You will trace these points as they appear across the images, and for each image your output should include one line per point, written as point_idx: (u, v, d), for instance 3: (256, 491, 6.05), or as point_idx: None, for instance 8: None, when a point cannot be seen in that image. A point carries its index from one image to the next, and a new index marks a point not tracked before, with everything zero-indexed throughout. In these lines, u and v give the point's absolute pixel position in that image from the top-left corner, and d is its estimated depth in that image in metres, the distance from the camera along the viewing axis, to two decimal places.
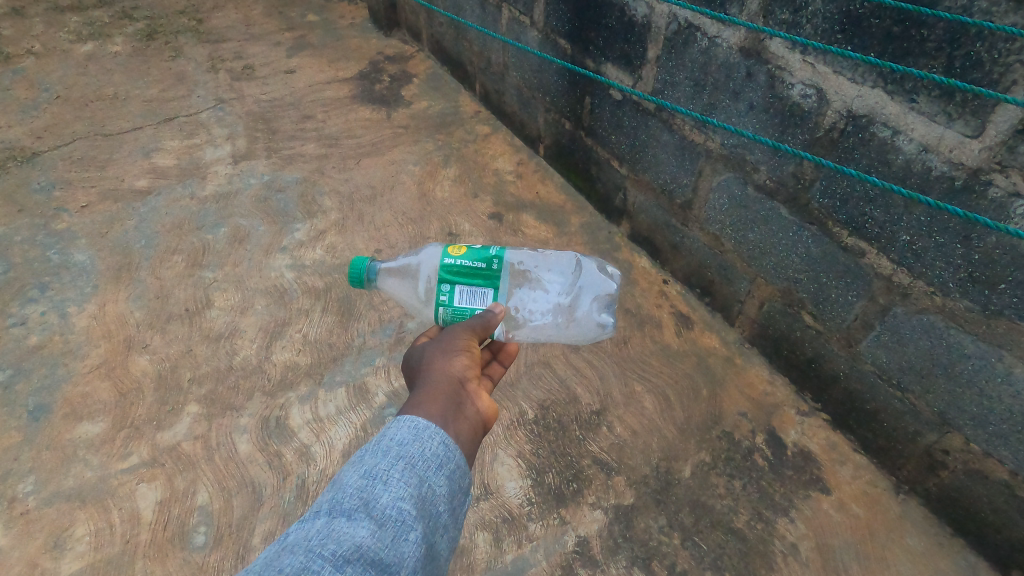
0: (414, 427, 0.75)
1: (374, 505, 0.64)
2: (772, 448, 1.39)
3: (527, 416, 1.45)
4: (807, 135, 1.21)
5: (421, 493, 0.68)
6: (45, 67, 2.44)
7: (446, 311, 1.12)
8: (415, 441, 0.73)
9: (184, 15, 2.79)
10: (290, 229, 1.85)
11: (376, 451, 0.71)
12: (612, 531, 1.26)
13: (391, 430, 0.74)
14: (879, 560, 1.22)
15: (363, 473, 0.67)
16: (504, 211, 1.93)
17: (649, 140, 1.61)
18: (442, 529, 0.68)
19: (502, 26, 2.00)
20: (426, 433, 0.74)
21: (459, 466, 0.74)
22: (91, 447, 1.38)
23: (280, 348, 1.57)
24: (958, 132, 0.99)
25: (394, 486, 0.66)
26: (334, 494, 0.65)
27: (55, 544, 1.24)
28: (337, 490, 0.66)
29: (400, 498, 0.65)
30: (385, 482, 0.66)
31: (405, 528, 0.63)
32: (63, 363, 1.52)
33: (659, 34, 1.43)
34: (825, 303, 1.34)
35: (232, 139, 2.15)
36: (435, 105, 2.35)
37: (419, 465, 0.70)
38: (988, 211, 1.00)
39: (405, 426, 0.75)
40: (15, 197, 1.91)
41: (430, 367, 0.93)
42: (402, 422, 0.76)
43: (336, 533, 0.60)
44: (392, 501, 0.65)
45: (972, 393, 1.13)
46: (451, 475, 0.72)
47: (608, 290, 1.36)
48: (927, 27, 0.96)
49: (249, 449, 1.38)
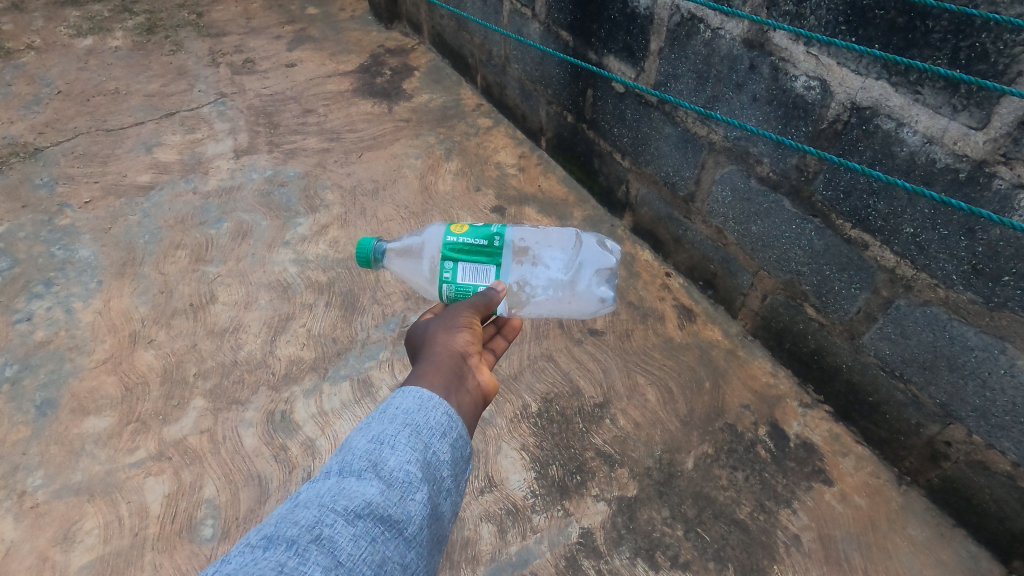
0: (419, 396, 0.75)
1: (383, 467, 0.65)
2: (774, 440, 1.40)
3: (530, 409, 1.46)
4: (811, 127, 1.21)
5: (426, 458, 0.68)
6: (45, 62, 2.44)
7: (450, 288, 1.13)
8: (420, 410, 0.73)
9: (184, 8, 2.78)
10: (292, 224, 1.86)
11: (382, 418, 0.71)
12: (616, 523, 1.27)
13: (397, 399, 0.75)
14: (880, 550, 1.23)
15: (371, 437, 0.68)
16: (506, 204, 1.93)
17: (652, 132, 1.61)
18: (445, 492, 0.69)
19: (503, 19, 1.99)
20: (431, 403, 0.75)
21: (461, 435, 0.75)
22: (98, 441, 1.39)
23: (284, 342, 1.58)
24: (963, 124, 0.98)
25: (401, 450, 0.67)
26: (343, 456, 0.67)
27: (65, 538, 1.25)
28: (345, 453, 0.67)
29: (407, 461, 0.66)
30: (392, 446, 0.67)
31: (411, 489, 0.64)
32: (69, 358, 1.53)
33: (661, 25, 1.43)
34: (829, 294, 1.34)
35: (233, 134, 2.15)
36: (436, 98, 2.34)
37: (424, 432, 0.71)
38: (991, 204, 1.00)
39: (410, 396, 0.75)
40: (18, 193, 1.92)
41: (433, 342, 0.93)
42: (407, 392, 0.76)
43: (347, 490, 0.62)
44: (399, 463, 0.66)
45: (975, 385, 1.13)
46: (454, 443, 0.73)
47: (607, 265, 1.37)
48: (932, 18, 0.95)
49: (255, 443, 1.39)
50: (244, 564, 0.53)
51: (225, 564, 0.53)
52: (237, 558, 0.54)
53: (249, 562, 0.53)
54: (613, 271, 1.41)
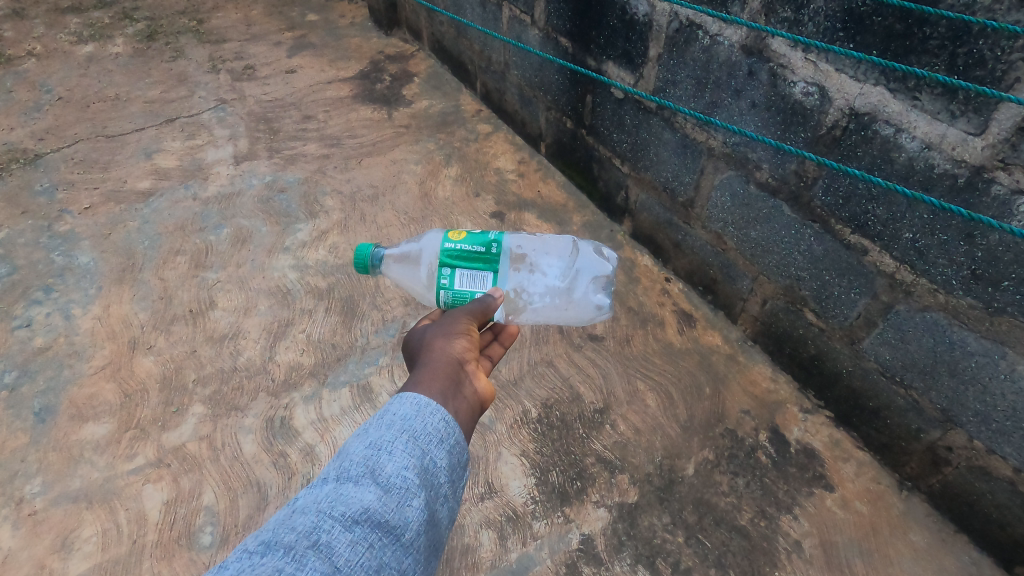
0: (416, 402, 0.75)
1: (380, 473, 0.65)
2: (775, 445, 1.39)
3: (530, 414, 1.45)
4: (809, 133, 1.21)
5: (424, 464, 0.68)
6: (46, 69, 2.45)
7: (447, 294, 1.13)
8: (417, 416, 0.73)
9: (185, 15, 2.79)
10: (292, 230, 1.86)
11: (379, 424, 0.71)
12: (617, 529, 1.27)
13: (395, 405, 0.75)
14: (882, 556, 1.23)
15: (369, 442, 0.68)
16: (506, 210, 1.93)
17: (651, 138, 1.61)
18: (443, 498, 0.69)
19: (503, 25, 2.00)
20: (429, 409, 0.74)
21: (459, 442, 0.74)
22: (97, 448, 1.39)
23: (283, 348, 1.58)
24: (961, 130, 0.99)
25: (399, 456, 0.67)
26: (341, 462, 0.67)
27: (63, 545, 1.24)
28: (343, 459, 0.67)
29: (405, 467, 0.66)
30: (390, 452, 0.67)
31: (409, 494, 0.64)
32: (69, 365, 1.53)
33: (660, 32, 1.43)
34: (828, 300, 1.34)
35: (233, 140, 2.16)
36: (436, 103, 2.35)
37: (421, 438, 0.70)
38: (990, 209, 1.00)
39: (407, 402, 0.75)
40: (18, 199, 1.92)
41: (431, 348, 0.93)
42: (404, 398, 0.76)
43: (344, 495, 0.62)
44: (397, 469, 0.66)
45: (975, 390, 1.13)
46: (451, 449, 0.72)
47: (604, 272, 1.38)
48: (929, 25, 0.96)
49: (255, 450, 1.39)
50: (241, 569, 0.53)
51: (223, 570, 0.53)
52: (235, 564, 0.54)
53: (247, 567, 0.53)
54: (611, 278, 1.41)
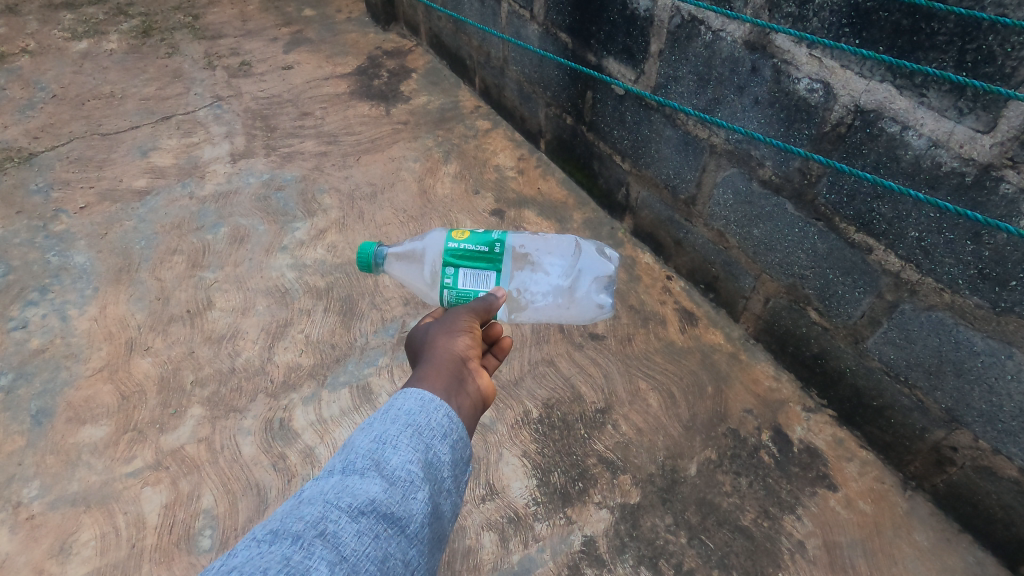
0: (420, 397, 0.73)
1: (386, 466, 0.63)
2: (778, 445, 1.38)
3: (531, 415, 1.44)
4: (813, 130, 1.20)
5: (428, 458, 0.67)
6: (40, 66, 2.42)
7: (451, 294, 1.11)
8: (421, 411, 0.71)
9: (180, 10, 2.76)
10: (290, 229, 1.84)
11: (384, 417, 0.70)
12: (619, 531, 1.26)
13: (399, 400, 0.73)
14: (886, 557, 1.22)
15: (374, 436, 0.67)
16: (506, 207, 1.92)
17: (652, 135, 1.60)
18: (446, 492, 0.68)
19: (502, 20, 1.98)
20: (432, 404, 0.73)
21: (461, 437, 0.73)
22: (95, 450, 1.37)
23: (283, 348, 1.56)
24: (969, 127, 0.97)
25: (404, 450, 0.66)
26: (346, 455, 0.65)
27: (61, 549, 1.23)
28: (348, 452, 0.65)
29: (410, 460, 0.65)
30: (394, 445, 0.66)
31: (413, 487, 0.63)
32: (65, 366, 1.52)
33: (661, 27, 1.41)
34: (832, 298, 1.33)
35: (230, 138, 2.13)
36: (434, 100, 2.33)
37: (425, 432, 0.69)
38: (998, 208, 0.98)
39: (411, 397, 0.73)
40: (13, 199, 1.90)
41: (433, 346, 0.92)
42: (408, 393, 0.74)
43: (351, 487, 0.60)
44: (402, 462, 0.64)
45: (981, 390, 1.12)
46: (455, 444, 0.71)
47: (607, 273, 1.35)
48: (937, 21, 0.94)
49: (253, 452, 1.38)
50: (249, 558, 0.52)
51: (231, 558, 0.52)
52: (243, 552, 0.52)
53: (255, 556, 0.52)
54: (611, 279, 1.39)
